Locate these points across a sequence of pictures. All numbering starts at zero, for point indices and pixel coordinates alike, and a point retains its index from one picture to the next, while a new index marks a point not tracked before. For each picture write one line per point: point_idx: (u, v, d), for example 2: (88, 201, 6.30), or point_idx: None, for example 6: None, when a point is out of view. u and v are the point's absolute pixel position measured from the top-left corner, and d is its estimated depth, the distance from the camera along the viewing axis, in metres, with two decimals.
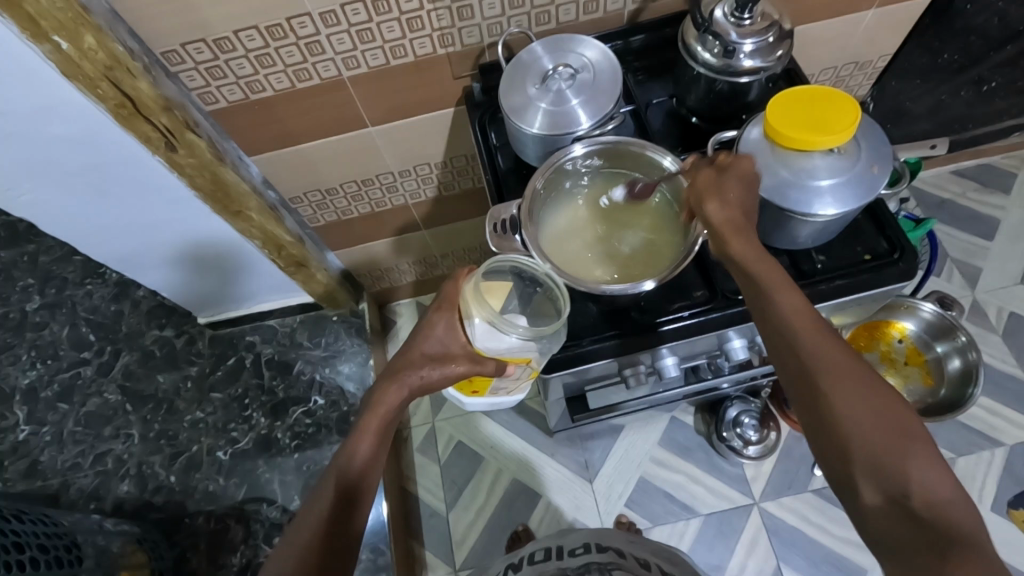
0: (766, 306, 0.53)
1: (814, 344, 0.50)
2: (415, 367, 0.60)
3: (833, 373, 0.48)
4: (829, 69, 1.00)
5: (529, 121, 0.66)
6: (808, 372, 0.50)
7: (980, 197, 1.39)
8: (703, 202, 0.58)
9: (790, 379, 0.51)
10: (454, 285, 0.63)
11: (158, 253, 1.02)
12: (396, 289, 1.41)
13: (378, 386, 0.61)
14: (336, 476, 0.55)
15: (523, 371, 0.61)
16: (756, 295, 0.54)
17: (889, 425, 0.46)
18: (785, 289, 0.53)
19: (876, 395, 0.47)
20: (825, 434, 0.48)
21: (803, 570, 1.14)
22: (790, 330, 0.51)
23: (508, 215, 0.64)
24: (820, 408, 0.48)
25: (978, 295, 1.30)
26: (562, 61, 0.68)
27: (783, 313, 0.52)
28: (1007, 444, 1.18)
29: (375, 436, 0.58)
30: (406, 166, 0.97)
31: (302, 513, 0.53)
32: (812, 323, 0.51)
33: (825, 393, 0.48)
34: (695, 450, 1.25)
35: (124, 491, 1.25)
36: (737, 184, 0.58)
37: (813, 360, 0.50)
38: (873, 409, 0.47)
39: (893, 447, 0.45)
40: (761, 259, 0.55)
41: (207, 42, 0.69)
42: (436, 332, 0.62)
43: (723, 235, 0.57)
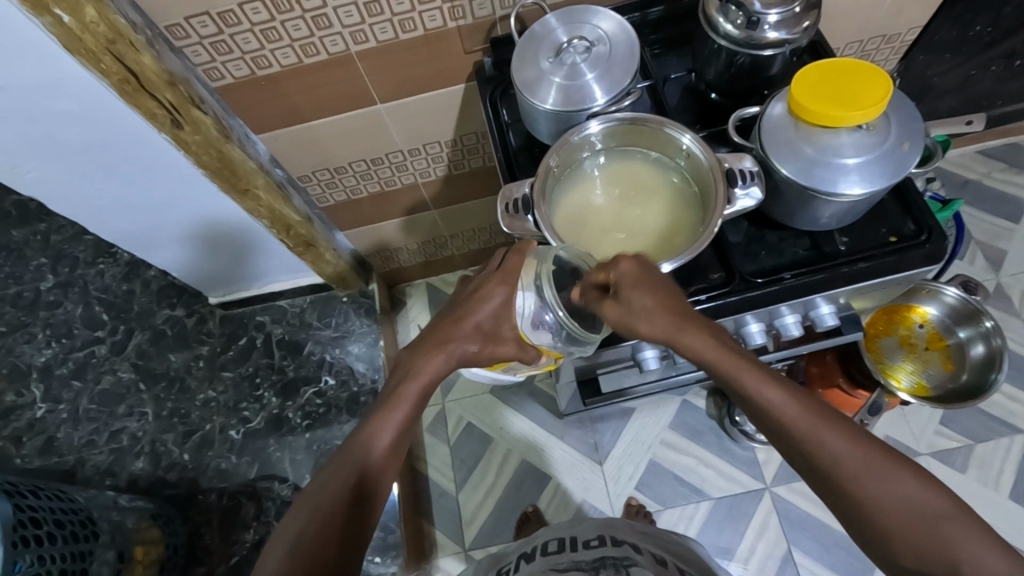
0: (756, 405, 0.50)
1: (816, 437, 0.48)
2: (465, 340, 0.59)
3: (849, 464, 0.47)
4: (854, 43, 0.96)
5: (543, 96, 0.64)
6: (823, 467, 0.48)
7: (1007, 177, 1.34)
8: (634, 327, 0.53)
9: (808, 473, 0.50)
10: (518, 258, 0.60)
11: (168, 231, 1.02)
12: (406, 269, 1.40)
13: (418, 353, 0.59)
14: (364, 444, 0.54)
15: (547, 360, 0.63)
16: (743, 395, 0.51)
17: (921, 512, 0.45)
18: (765, 384, 0.50)
19: (895, 477, 0.46)
20: (862, 525, 0.47)
21: (813, 552, 1.13)
22: (788, 427, 0.49)
23: (521, 195, 0.62)
24: (851, 502, 0.47)
25: (1001, 278, 1.27)
26: (576, 33, 0.66)
27: (776, 411, 0.50)
28: None
29: (411, 406, 0.57)
30: (415, 144, 0.95)
31: (323, 477, 0.52)
32: (808, 417, 0.49)
33: (850, 486, 0.47)
34: (706, 433, 1.24)
35: (139, 467, 1.26)
36: (644, 300, 0.52)
37: (822, 454, 0.48)
38: (900, 491, 0.46)
39: (933, 531, 0.44)
40: (731, 355, 0.51)
41: (211, 15, 0.67)
42: (489, 306, 0.60)
43: (683, 340, 0.52)
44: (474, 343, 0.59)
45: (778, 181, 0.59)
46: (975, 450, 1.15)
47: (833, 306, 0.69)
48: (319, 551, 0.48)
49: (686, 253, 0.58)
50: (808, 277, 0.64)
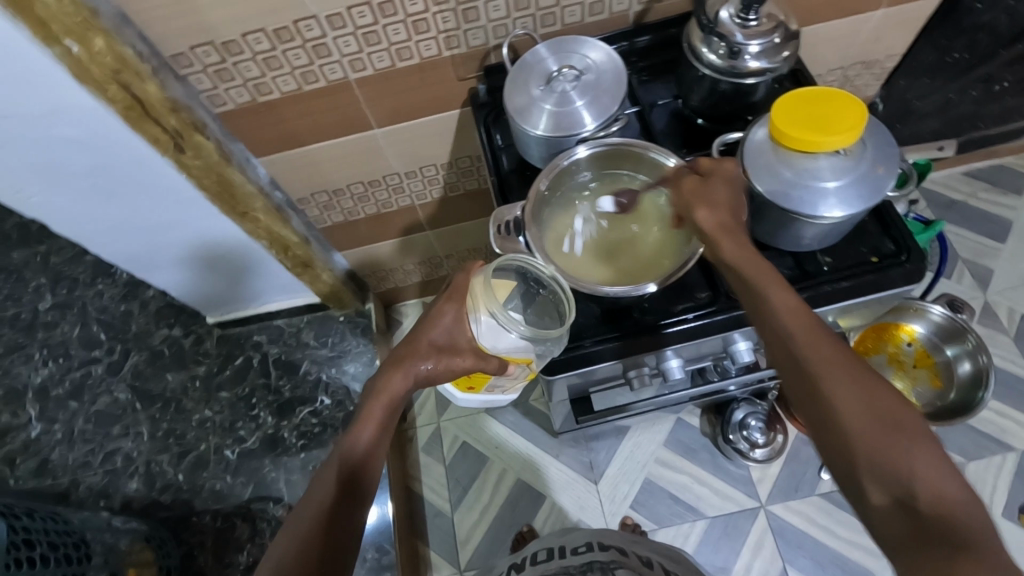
0: (762, 304, 0.55)
1: (811, 341, 0.51)
2: (420, 357, 0.61)
3: (829, 371, 0.49)
4: (837, 70, 0.99)
5: (534, 122, 0.66)
6: (805, 369, 0.50)
7: (991, 198, 1.37)
8: (693, 207, 0.60)
9: (789, 378, 0.52)
10: (464, 278, 0.63)
11: (167, 252, 1.03)
12: (402, 289, 1.41)
13: (383, 372, 0.62)
14: (341, 457, 0.56)
15: (522, 370, 0.61)
16: (753, 295, 0.56)
17: (884, 422, 0.46)
18: (776, 289, 0.55)
19: (870, 391, 0.47)
20: (825, 429, 0.48)
21: (807, 570, 1.13)
22: (785, 328, 0.53)
23: (512, 217, 0.64)
24: (819, 405, 0.48)
25: (989, 297, 1.29)
26: (566, 62, 0.68)
27: (779, 312, 0.54)
28: (1018, 448, 1.16)
29: (379, 424, 0.59)
30: (412, 167, 0.98)
31: (305, 496, 0.54)
32: (807, 324, 0.52)
33: (822, 389, 0.48)
34: (701, 451, 1.24)
35: (133, 489, 1.26)
36: (718, 188, 0.61)
37: (810, 357, 0.50)
38: (869, 403, 0.47)
39: (891, 440, 0.45)
40: (753, 261, 0.57)
41: (215, 45, 0.70)
42: (443, 323, 0.62)
43: (715, 237, 0.59)
44: (431, 360, 0.61)
45: (761, 204, 0.61)
46: (968, 468, 1.15)
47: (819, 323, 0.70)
48: (305, 560, 0.49)
49: (672, 272, 0.60)
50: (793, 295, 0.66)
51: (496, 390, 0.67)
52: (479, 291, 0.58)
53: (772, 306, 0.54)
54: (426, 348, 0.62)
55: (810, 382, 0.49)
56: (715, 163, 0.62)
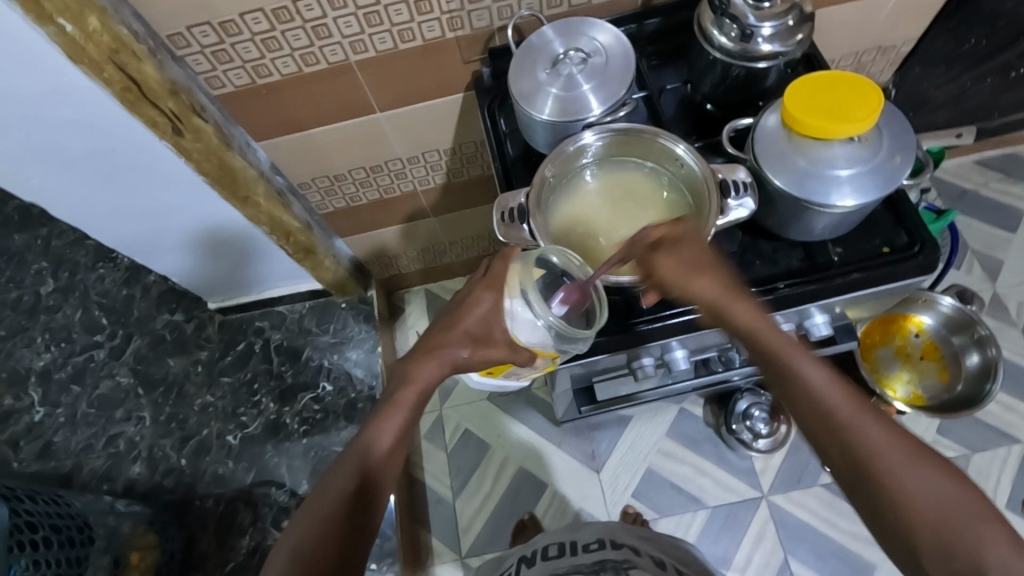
0: (793, 379, 0.51)
1: (854, 420, 0.48)
2: (456, 346, 0.58)
3: (879, 450, 0.47)
4: (850, 55, 0.97)
5: (540, 107, 0.65)
6: (855, 452, 0.47)
7: (1003, 188, 1.35)
8: (690, 285, 0.55)
9: (836, 462, 0.49)
10: (502, 264, 0.60)
11: (169, 237, 1.02)
12: (405, 276, 1.40)
13: (413, 360, 0.59)
14: (362, 448, 0.54)
15: (544, 362, 0.61)
16: (779, 370, 0.52)
17: (945, 499, 0.44)
18: (807, 359, 0.51)
19: (926, 469, 0.45)
20: (889, 519, 0.45)
21: (812, 564, 1.13)
22: (825, 406, 0.49)
23: (516, 205, 0.63)
24: (880, 495, 0.46)
25: (998, 289, 1.27)
26: (573, 45, 0.67)
27: (814, 387, 0.50)
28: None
29: (409, 410, 0.57)
30: (414, 152, 0.96)
31: (321, 484, 0.53)
32: (845, 395, 0.49)
33: (879, 473, 0.46)
34: (703, 441, 1.24)
35: (136, 473, 1.26)
36: (689, 254, 0.55)
37: (857, 438, 0.47)
38: (926, 481, 0.45)
39: (959, 525, 0.43)
40: (772, 334, 0.52)
41: (213, 25, 0.68)
42: (480, 311, 0.58)
43: (721, 309, 0.54)
44: (466, 350, 0.58)
45: (771, 192, 0.60)
46: (972, 461, 1.15)
47: (828, 315, 0.69)
48: (317, 556, 0.48)
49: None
50: (802, 287, 0.65)
51: (513, 376, 0.67)
52: (516, 281, 0.57)
53: (806, 382, 0.50)
54: (459, 337, 0.59)
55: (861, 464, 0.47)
56: (672, 228, 0.57)
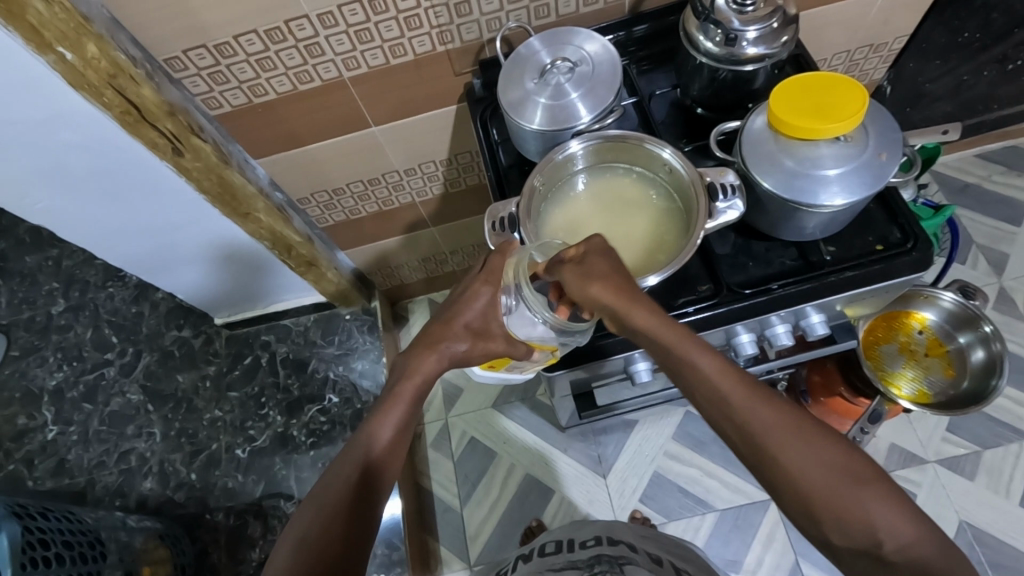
0: (687, 368, 0.51)
1: (745, 405, 0.49)
2: (454, 339, 0.62)
3: (769, 433, 0.47)
4: (842, 53, 0.97)
5: (529, 116, 0.66)
6: (749, 437, 0.48)
7: (1006, 180, 1.34)
8: (589, 294, 0.54)
9: (739, 448, 0.49)
10: (498, 259, 0.61)
11: (176, 254, 1.04)
12: (408, 286, 1.41)
13: (414, 353, 0.62)
14: (365, 440, 0.56)
15: (547, 356, 0.63)
16: (677, 363, 0.52)
17: (836, 469, 0.45)
18: (698, 348, 0.51)
19: (814, 443, 0.46)
20: (785, 494, 0.46)
21: (822, 566, 1.11)
22: (720, 394, 0.50)
23: (507, 213, 0.63)
24: (775, 473, 0.47)
25: (1004, 282, 1.26)
26: (559, 54, 0.67)
27: (708, 376, 0.50)
28: None
29: (409, 403, 0.60)
30: (411, 164, 0.97)
31: (325, 479, 0.54)
32: (737, 382, 0.50)
33: (773, 455, 0.47)
34: (710, 443, 1.23)
35: (148, 488, 1.28)
36: (595, 263, 0.55)
37: (747, 421, 0.48)
38: (816, 457, 0.46)
39: (848, 497, 0.44)
40: (667, 325, 0.53)
41: (208, 48, 0.70)
42: (478, 305, 0.62)
43: (623, 311, 0.54)
44: (464, 343, 0.62)
45: (760, 194, 0.60)
46: (983, 457, 1.13)
47: (824, 313, 0.69)
48: (324, 547, 0.49)
49: (669, 266, 0.59)
50: (796, 285, 0.65)
51: (513, 371, 0.68)
52: (512, 274, 0.59)
53: (700, 372, 0.51)
54: (458, 331, 0.62)
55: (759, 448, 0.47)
56: (581, 247, 0.57)
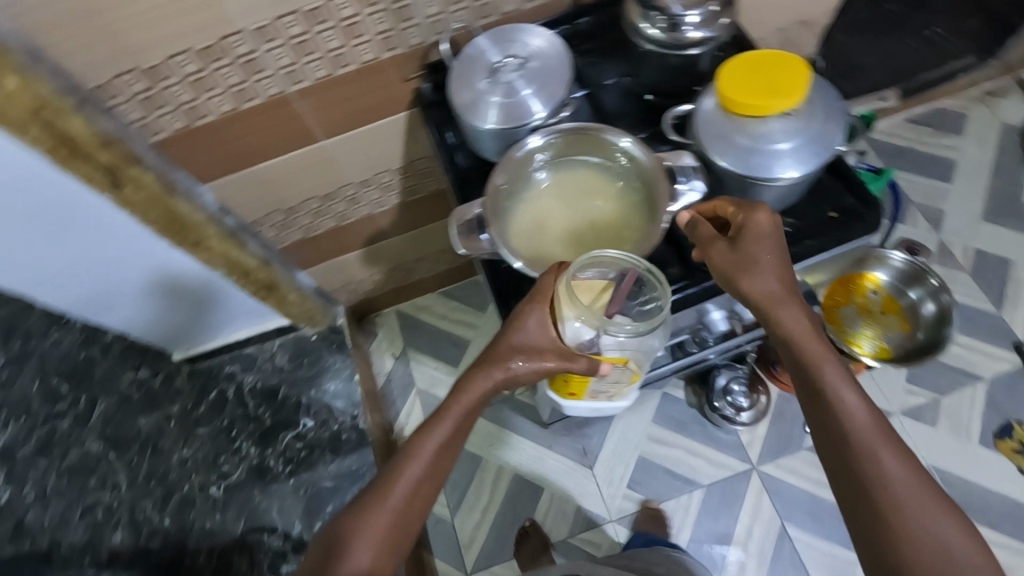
0: (832, 402, 0.55)
1: (877, 457, 0.52)
2: (505, 360, 0.61)
3: (903, 493, 0.50)
4: (776, 33, 1.00)
5: (484, 116, 0.65)
6: (871, 485, 0.51)
7: (935, 141, 1.42)
8: (732, 278, 0.56)
9: (848, 490, 0.53)
10: (547, 279, 0.60)
11: (123, 292, 0.99)
12: (374, 300, 1.39)
13: (470, 368, 0.63)
14: (406, 470, 0.59)
15: (620, 372, 0.60)
16: (817, 390, 0.55)
17: (945, 549, 0.48)
18: (847, 385, 0.55)
19: (937, 517, 0.49)
20: (882, 547, 0.50)
21: (806, 524, 1.15)
22: (859, 435, 0.53)
23: (473, 216, 0.63)
24: (880, 521, 0.50)
25: (943, 237, 1.33)
26: (507, 52, 0.67)
27: (850, 414, 0.54)
28: (987, 378, 1.21)
29: (457, 417, 0.62)
30: (367, 175, 0.96)
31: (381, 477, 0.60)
32: (878, 431, 0.53)
33: (888, 507, 0.50)
34: (690, 423, 1.25)
35: (118, 541, 1.16)
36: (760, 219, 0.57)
37: (877, 472, 0.51)
38: (926, 522, 0.49)
39: (946, 571, 0.47)
40: (819, 346, 0.56)
41: (140, 72, 0.66)
42: (530, 325, 0.61)
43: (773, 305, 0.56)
44: (520, 361, 0.61)
45: (719, 174, 0.61)
46: (942, 403, 1.20)
47: None
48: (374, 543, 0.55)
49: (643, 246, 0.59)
50: None
51: (598, 399, 0.66)
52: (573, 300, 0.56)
53: (850, 415, 0.54)
54: (509, 352, 0.61)
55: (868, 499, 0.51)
56: (745, 216, 0.57)
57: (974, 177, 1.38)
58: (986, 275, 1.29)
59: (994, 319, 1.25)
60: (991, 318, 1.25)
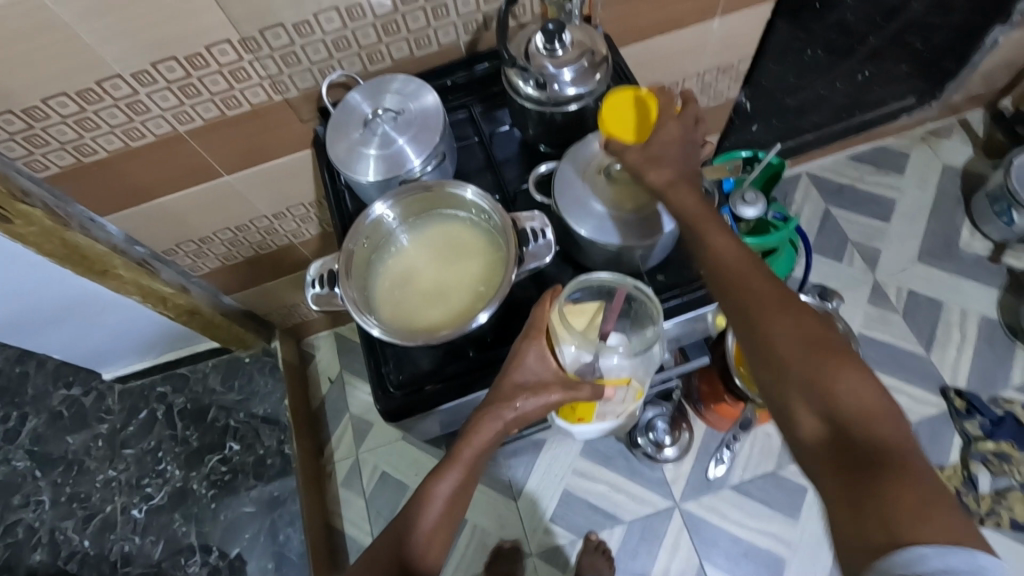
0: (734, 277, 0.53)
1: (780, 321, 0.49)
2: (507, 402, 0.57)
3: (806, 352, 0.47)
4: (695, 76, 1.00)
5: (357, 167, 0.66)
6: (776, 351, 0.48)
7: (876, 180, 1.43)
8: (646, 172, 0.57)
9: (762, 365, 0.50)
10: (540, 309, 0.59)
11: (36, 319, 0.96)
12: (311, 322, 1.40)
13: (477, 412, 0.58)
14: (410, 527, 0.57)
15: (624, 392, 0.61)
16: (717, 271, 0.54)
17: (852, 398, 0.44)
18: (749, 261, 0.53)
19: (846, 370, 0.45)
20: (797, 404, 0.46)
21: (723, 566, 1.15)
22: (765, 308, 0.50)
23: (331, 269, 0.63)
24: (793, 381, 0.47)
25: (878, 277, 1.33)
26: (384, 104, 0.68)
27: (753, 288, 0.51)
28: (911, 421, 1.21)
29: (466, 466, 0.58)
30: (280, 208, 0.96)
31: (388, 535, 0.58)
32: (781, 298, 0.50)
33: (792, 367, 0.47)
34: (616, 457, 1.25)
35: (36, 560, 1.20)
36: (685, 161, 0.58)
37: (784, 338, 0.48)
38: (845, 381, 0.45)
39: (854, 420, 0.44)
40: (720, 233, 0.54)
41: (16, 113, 0.66)
42: (528, 361, 0.58)
43: (699, 221, 0.55)
44: (529, 400, 0.57)
45: (581, 239, 0.62)
46: None
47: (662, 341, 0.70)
48: None
49: (492, 302, 0.58)
50: None
51: (606, 419, 0.65)
52: (564, 323, 0.59)
53: (753, 285, 0.52)
54: (512, 391, 0.57)
55: (832, 417, 0.44)
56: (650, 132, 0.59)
57: (912, 218, 1.38)
58: (918, 317, 1.29)
59: (922, 362, 1.25)
60: (920, 361, 1.25)
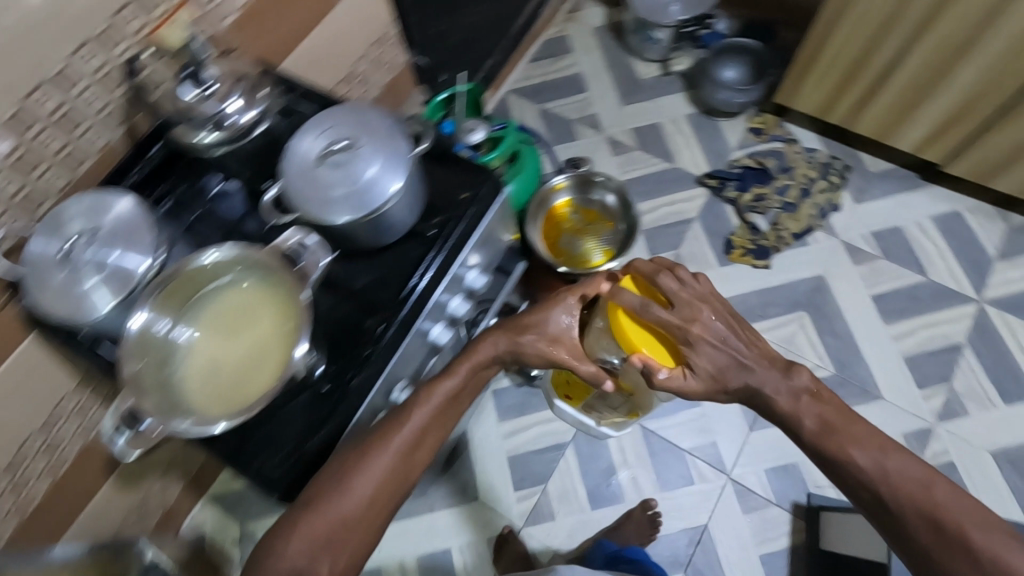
0: (849, 464, 0.62)
1: (892, 497, 0.59)
2: (531, 332, 0.73)
3: (927, 522, 0.57)
4: (362, 58, 1.05)
5: (86, 308, 0.58)
6: (896, 519, 0.59)
7: (558, 66, 1.64)
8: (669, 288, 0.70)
9: (883, 527, 0.61)
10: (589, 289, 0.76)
11: None
12: (175, 506, 1.22)
13: (494, 334, 0.73)
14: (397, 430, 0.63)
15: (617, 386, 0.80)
16: (830, 456, 0.63)
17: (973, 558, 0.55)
18: (855, 445, 0.62)
19: (964, 532, 0.56)
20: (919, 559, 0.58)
21: (658, 413, 1.28)
22: (876, 486, 0.60)
23: (127, 410, 0.57)
24: (915, 545, 0.58)
25: (608, 133, 1.55)
26: (71, 234, 0.61)
27: (867, 471, 0.61)
28: (696, 216, 1.45)
29: (464, 375, 0.69)
30: (43, 416, 0.82)
31: (367, 434, 0.64)
32: (898, 478, 0.60)
33: (915, 535, 0.58)
34: (528, 400, 1.31)
35: None
36: (703, 359, 0.66)
37: (902, 512, 0.59)
38: (963, 539, 0.56)
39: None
40: (811, 410, 0.65)
41: None
42: (556, 316, 0.75)
43: (784, 410, 0.66)
44: (546, 347, 0.73)
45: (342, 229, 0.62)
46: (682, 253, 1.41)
47: (475, 268, 0.74)
48: (363, 509, 0.60)
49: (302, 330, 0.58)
50: (429, 269, 0.68)
51: None
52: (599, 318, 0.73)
53: (861, 470, 0.61)
54: (530, 327, 0.74)
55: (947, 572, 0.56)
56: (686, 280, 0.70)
57: (599, 78, 1.62)
58: (652, 143, 1.53)
59: (675, 171, 1.50)
60: (673, 172, 1.50)
